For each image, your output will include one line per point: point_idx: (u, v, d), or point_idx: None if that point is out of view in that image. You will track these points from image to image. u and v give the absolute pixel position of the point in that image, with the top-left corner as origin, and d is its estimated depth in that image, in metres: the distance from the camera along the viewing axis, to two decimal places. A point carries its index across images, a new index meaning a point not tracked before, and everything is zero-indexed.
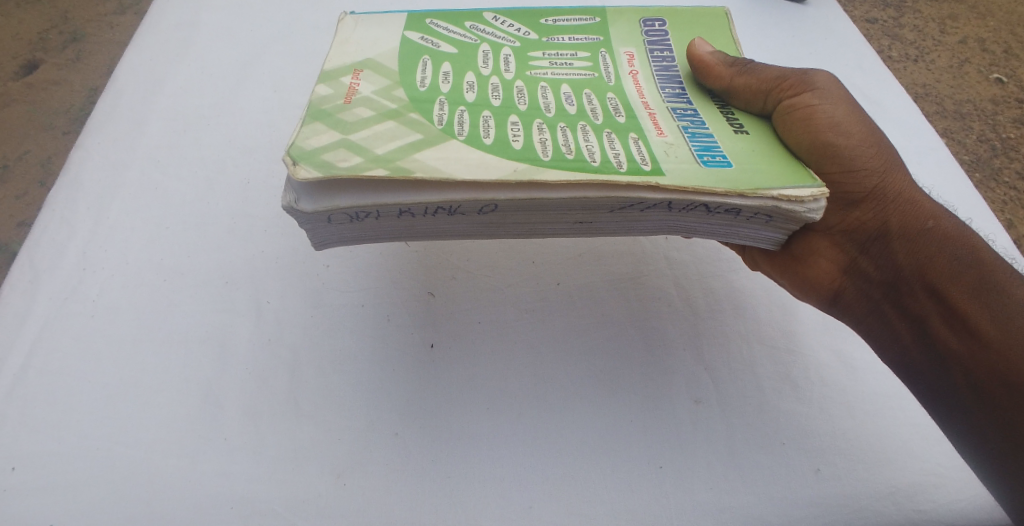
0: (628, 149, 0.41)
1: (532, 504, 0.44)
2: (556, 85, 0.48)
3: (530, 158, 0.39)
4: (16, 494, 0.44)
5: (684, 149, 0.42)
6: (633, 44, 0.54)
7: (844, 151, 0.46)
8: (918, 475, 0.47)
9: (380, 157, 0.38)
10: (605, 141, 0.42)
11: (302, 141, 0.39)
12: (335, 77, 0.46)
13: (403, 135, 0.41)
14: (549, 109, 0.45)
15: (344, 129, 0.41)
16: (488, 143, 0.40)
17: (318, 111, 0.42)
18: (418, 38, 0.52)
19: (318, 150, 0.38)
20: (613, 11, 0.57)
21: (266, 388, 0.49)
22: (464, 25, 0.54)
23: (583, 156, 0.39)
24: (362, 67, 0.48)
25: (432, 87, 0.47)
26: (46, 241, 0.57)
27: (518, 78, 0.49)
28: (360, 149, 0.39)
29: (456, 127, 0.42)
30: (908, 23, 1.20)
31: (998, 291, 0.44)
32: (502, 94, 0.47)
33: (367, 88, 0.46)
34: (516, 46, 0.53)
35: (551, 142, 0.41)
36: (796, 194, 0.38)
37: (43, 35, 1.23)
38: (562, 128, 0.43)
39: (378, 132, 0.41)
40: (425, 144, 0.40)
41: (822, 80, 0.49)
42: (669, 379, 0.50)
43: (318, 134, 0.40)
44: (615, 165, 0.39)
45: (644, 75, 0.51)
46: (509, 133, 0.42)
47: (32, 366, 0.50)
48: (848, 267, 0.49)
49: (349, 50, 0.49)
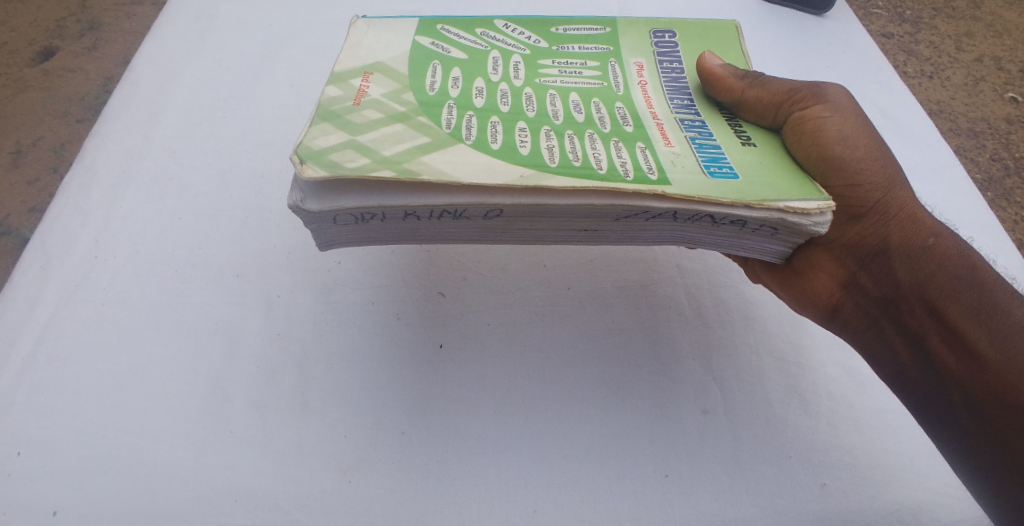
0: (635, 158, 0.41)
1: (536, 508, 0.44)
2: (565, 93, 0.49)
3: (537, 164, 0.39)
4: (22, 479, 0.45)
5: (691, 159, 0.42)
6: (642, 55, 0.54)
7: (849, 165, 0.46)
8: (924, 493, 0.46)
9: (388, 159, 0.38)
10: (612, 149, 0.42)
11: (310, 140, 0.39)
12: (345, 79, 0.46)
13: (410, 138, 0.41)
14: (557, 116, 0.45)
15: (353, 130, 0.41)
16: (496, 148, 0.40)
17: (327, 112, 0.42)
18: (429, 43, 0.52)
19: (326, 151, 0.38)
20: (624, 22, 0.57)
21: (275, 382, 0.49)
22: (475, 32, 0.54)
23: (590, 164, 0.39)
24: (373, 70, 0.48)
25: (441, 91, 0.47)
26: (60, 229, 0.57)
27: (527, 86, 0.49)
28: (368, 151, 0.39)
29: (464, 132, 0.42)
30: (925, 39, 1.20)
31: (998, 312, 0.44)
32: (512, 100, 0.47)
33: (376, 90, 0.46)
34: (525, 54, 0.53)
35: (558, 149, 0.41)
36: (803, 206, 0.38)
37: (60, 22, 1.24)
38: (570, 136, 0.43)
39: (386, 134, 0.41)
40: (432, 147, 0.40)
41: (834, 94, 0.49)
42: (677, 387, 0.49)
43: (327, 134, 0.40)
44: (622, 173, 0.39)
45: (653, 86, 0.51)
46: (517, 139, 0.42)
47: (40, 354, 0.50)
48: (847, 282, 0.48)
49: (360, 53, 0.49)
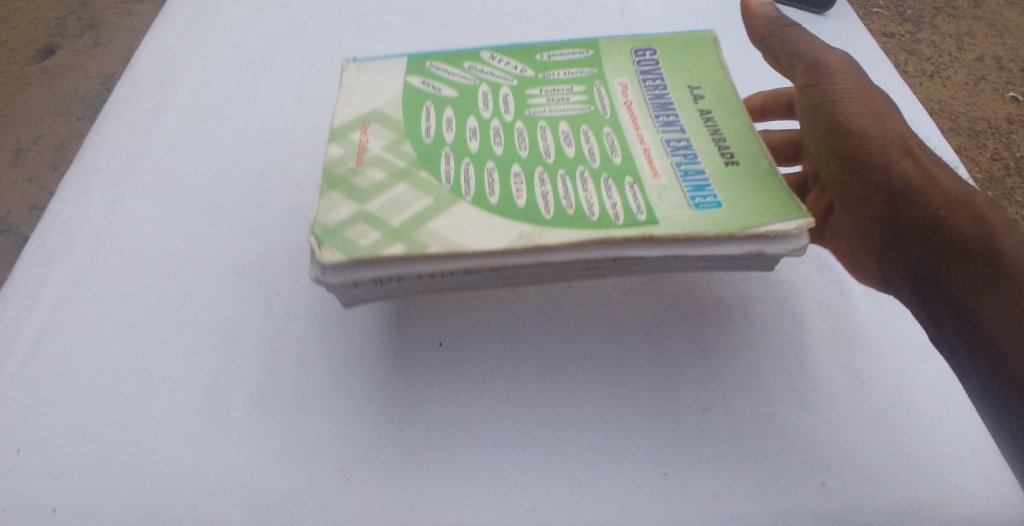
0: (624, 198, 0.43)
1: (535, 506, 0.44)
2: (554, 124, 0.49)
3: (535, 218, 0.41)
4: (23, 477, 0.45)
5: (678, 192, 0.44)
6: (626, 74, 0.54)
7: (851, 117, 0.51)
8: (923, 491, 0.46)
9: (397, 230, 0.40)
10: (603, 189, 0.44)
11: (324, 215, 0.41)
12: (345, 133, 0.47)
13: (415, 200, 0.42)
14: (549, 153, 0.47)
15: (360, 197, 0.42)
16: (495, 202, 0.42)
17: (333, 177, 0.44)
18: (419, 83, 0.52)
19: (339, 228, 0.40)
20: (605, 41, 0.56)
21: (274, 380, 0.49)
22: (463, 66, 0.54)
23: (583, 211, 0.42)
24: (370, 119, 0.49)
25: (438, 137, 0.48)
26: (61, 227, 0.57)
27: (518, 120, 0.50)
28: (378, 222, 0.41)
29: (464, 186, 0.44)
30: (926, 38, 1.20)
31: (998, 260, 0.47)
32: (505, 138, 0.48)
33: (376, 144, 0.47)
34: (514, 85, 0.53)
35: (552, 197, 0.43)
36: (784, 228, 0.41)
37: (60, 19, 1.24)
38: (562, 177, 0.45)
39: (391, 197, 0.42)
40: (436, 210, 0.42)
41: (835, 60, 0.53)
42: (676, 386, 0.49)
43: (336, 205, 0.42)
44: (612, 217, 0.41)
45: (640, 105, 0.51)
46: (513, 189, 0.44)
47: (40, 351, 0.50)
48: (861, 214, 0.53)
49: (353, 102, 0.50)
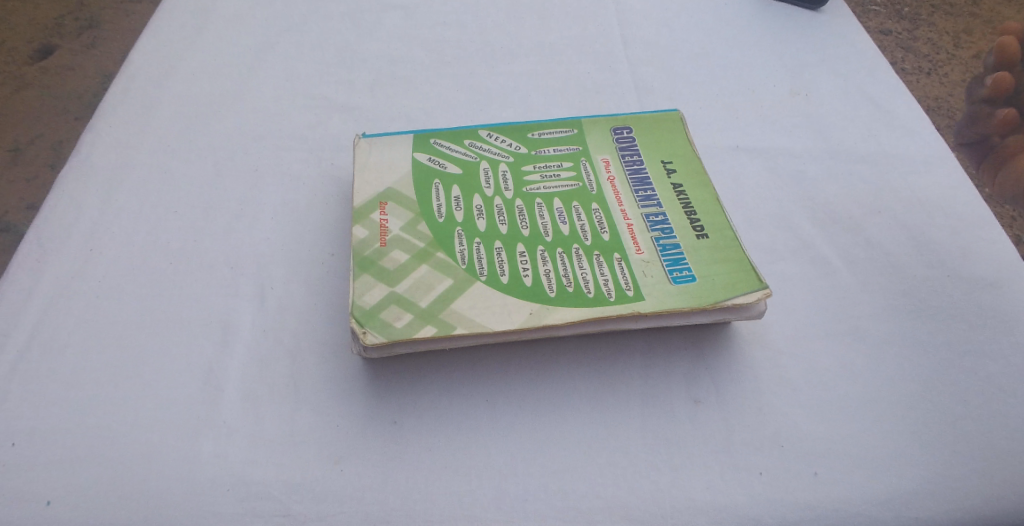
0: (615, 273, 0.49)
1: (528, 497, 0.44)
2: (550, 202, 0.55)
3: (540, 293, 0.47)
4: (13, 469, 0.44)
5: (658, 265, 0.49)
6: (607, 151, 0.60)
7: None
8: (919, 481, 0.46)
9: (426, 310, 0.46)
10: (596, 265, 0.49)
11: (359, 298, 0.46)
12: (366, 214, 0.52)
13: (437, 281, 0.48)
14: (547, 233, 0.52)
15: (389, 280, 0.47)
16: (506, 281, 0.48)
17: (362, 260, 0.49)
18: (426, 159, 0.57)
19: (375, 310, 0.45)
20: (587, 121, 0.62)
21: (267, 374, 0.49)
22: (464, 143, 0.59)
23: (581, 288, 0.47)
24: (386, 198, 0.54)
25: (449, 217, 0.53)
26: (55, 221, 0.57)
27: (517, 197, 0.55)
28: (408, 303, 0.46)
29: (478, 266, 0.49)
30: (923, 36, 1.20)
31: None
32: (508, 219, 0.53)
33: (395, 224, 0.52)
34: (511, 161, 0.58)
35: (553, 275, 0.48)
36: (746, 301, 0.47)
37: (59, 20, 1.25)
38: (561, 255, 0.50)
39: (417, 280, 0.48)
40: (456, 291, 0.47)
41: None
42: (668, 378, 0.49)
43: (370, 288, 0.47)
44: (606, 293, 0.47)
45: (621, 181, 0.57)
46: (520, 267, 0.49)
47: (32, 345, 0.50)
48: None
49: (370, 179, 0.55)
